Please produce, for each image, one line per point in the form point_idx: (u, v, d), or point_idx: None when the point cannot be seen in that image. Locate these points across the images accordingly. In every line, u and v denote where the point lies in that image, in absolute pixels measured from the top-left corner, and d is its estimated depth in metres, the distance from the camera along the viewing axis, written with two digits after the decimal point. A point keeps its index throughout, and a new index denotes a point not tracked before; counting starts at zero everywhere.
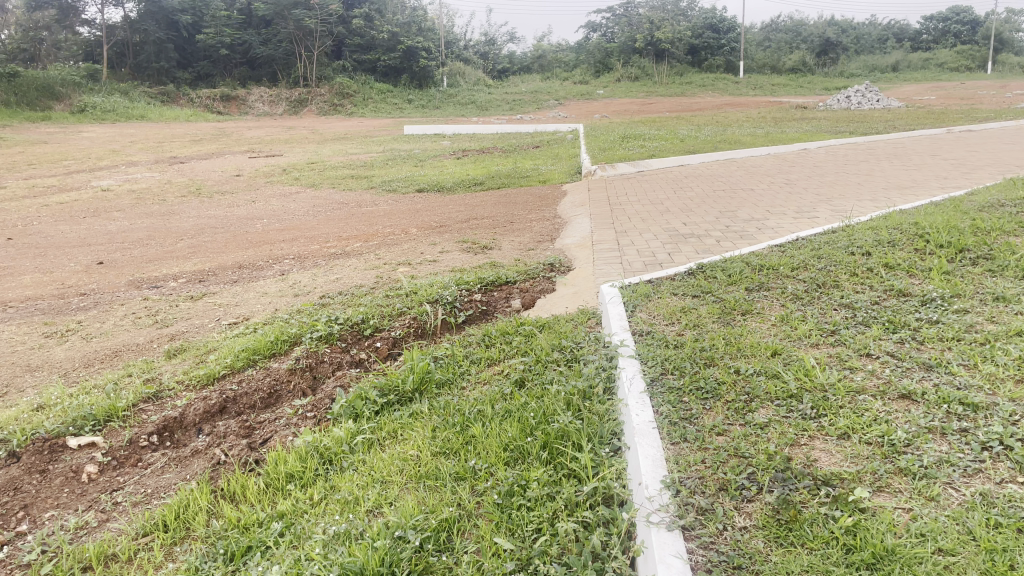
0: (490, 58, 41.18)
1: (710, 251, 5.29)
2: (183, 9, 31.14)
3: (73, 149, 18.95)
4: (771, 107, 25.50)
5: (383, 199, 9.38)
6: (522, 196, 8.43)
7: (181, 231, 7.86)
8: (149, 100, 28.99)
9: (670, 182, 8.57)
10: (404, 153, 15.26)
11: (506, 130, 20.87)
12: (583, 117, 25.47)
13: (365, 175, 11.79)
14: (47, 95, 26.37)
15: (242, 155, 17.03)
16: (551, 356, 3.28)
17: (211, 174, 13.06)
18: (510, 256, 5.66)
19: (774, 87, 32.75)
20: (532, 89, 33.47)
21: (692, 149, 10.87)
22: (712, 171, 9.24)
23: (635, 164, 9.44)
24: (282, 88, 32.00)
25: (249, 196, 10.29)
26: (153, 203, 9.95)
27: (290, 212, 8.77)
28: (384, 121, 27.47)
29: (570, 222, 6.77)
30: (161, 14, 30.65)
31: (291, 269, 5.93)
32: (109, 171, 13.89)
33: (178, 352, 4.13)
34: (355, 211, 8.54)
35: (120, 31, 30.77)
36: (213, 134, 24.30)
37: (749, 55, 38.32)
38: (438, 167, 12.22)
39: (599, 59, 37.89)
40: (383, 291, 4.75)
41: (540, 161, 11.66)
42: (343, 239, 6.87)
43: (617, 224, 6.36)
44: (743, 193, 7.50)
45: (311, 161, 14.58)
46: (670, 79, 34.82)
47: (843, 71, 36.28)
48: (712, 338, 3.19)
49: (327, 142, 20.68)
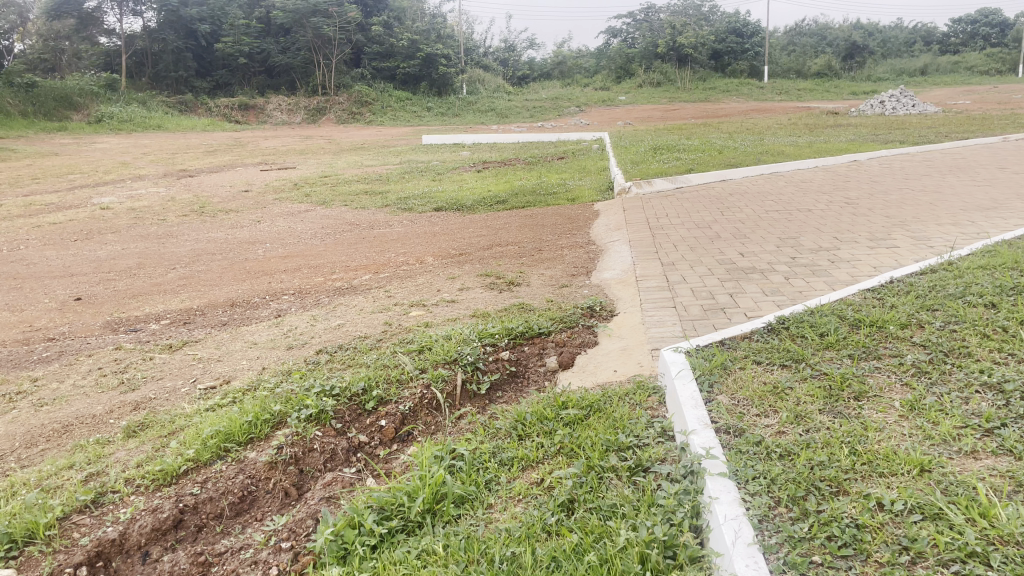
0: (510, 65, 40.52)
1: (780, 291, 4.45)
2: (201, 18, 30.77)
3: (83, 162, 18.45)
4: (801, 113, 24.48)
5: (397, 219, 8.61)
6: (550, 217, 7.63)
7: (174, 258, 7.14)
8: (166, 109, 28.60)
9: (713, 200, 7.71)
10: (422, 165, 14.54)
11: (528, 138, 20.09)
12: (606, 124, 24.67)
13: (379, 191, 11.05)
14: (65, 105, 26.03)
15: (254, 168, 16.40)
16: (609, 461, 2.47)
17: (218, 189, 12.41)
18: (542, 296, 4.84)
19: (800, 92, 31.71)
20: (552, 95, 32.70)
21: (732, 162, 10.01)
22: (760, 187, 8.39)
23: (673, 180, 8.60)
24: (300, 97, 31.46)
25: (254, 215, 9.57)
26: (152, 223, 9.25)
27: (296, 235, 8.03)
28: (402, 129, 26.82)
29: (607, 252, 5.94)
30: (180, 23, 30.29)
31: (290, 309, 5.17)
32: (115, 186, 13.27)
33: (140, 430, 3.35)
34: (366, 235, 7.77)
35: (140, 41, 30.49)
36: (229, 144, 23.76)
37: (774, 60, 37.30)
38: (457, 182, 11.43)
39: (620, 65, 37.06)
40: (392, 345, 3.95)
41: (567, 174, 10.87)
42: (350, 270, 6.09)
43: (663, 253, 5.53)
44: (801, 215, 6.64)
45: (323, 174, 13.87)
46: (693, 84, 33.90)
47: (871, 75, 35.08)
48: (827, 444, 2.36)
49: (344, 152, 20.02)
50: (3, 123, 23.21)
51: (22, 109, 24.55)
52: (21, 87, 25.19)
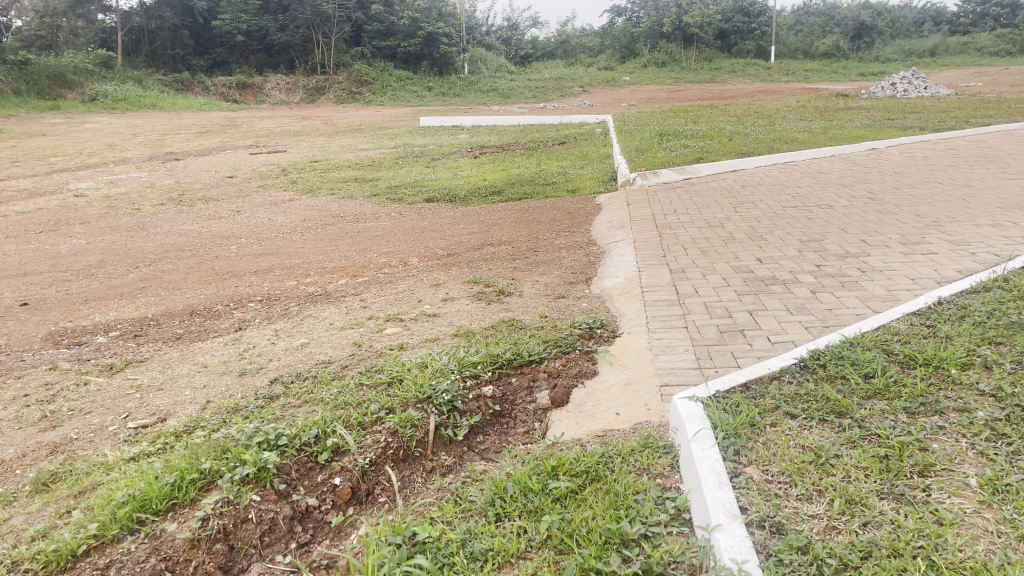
0: (512, 44, 39.69)
1: (807, 309, 3.88)
2: None
3: (69, 144, 17.84)
4: (810, 96, 23.74)
5: (385, 212, 8.04)
6: (547, 211, 7.04)
7: (140, 255, 6.58)
8: (162, 88, 27.92)
9: (725, 194, 7.13)
10: (417, 150, 13.93)
11: (529, 121, 19.39)
12: (609, 105, 24.02)
13: (369, 179, 10.46)
14: (59, 83, 25.36)
15: (243, 151, 15.80)
16: (608, 563, 1.92)
17: (203, 175, 11.83)
18: (536, 311, 4.27)
19: (808, 72, 30.90)
20: (554, 75, 31.92)
21: (743, 149, 9.42)
22: (774, 178, 7.82)
23: (682, 170, 8.01)
24: (298, 76, 30.74)
25: (233, 205, 9.00)
26: (124, 213, 8.69)
27: (275, 228, 7.47)
28: (401, 110, 26.14)
29: (610, 255, 5.36)
30: None
31: (254, 320, 4.62)
32: (95, 170, 12.69)
33: (50, 485, 2.80)
34: (350, 230, 7.20)
35: (136, 18, 29.79)
36: (223, 125, 23.14)
37: (780, 40, 36.36)
38: (451, 169, 10.83)
39: (625, 45, 36.22)
40: (357, 376, 3.38)
41: (567, 162, 10.28)
42: (326, 273, 5.53)
43: (672, 258, 4.97)
44: (822, 213, 6.06)
45: (313, 159, 13.28)
46: (699, 64, 33.08)
47: (880, 56, 34.21)
48: (893, 552, 1.81)
49: (337, 135, 19.40)
50: None
51: (15, 88, 23.92)
52: (14, 64, 24.51)
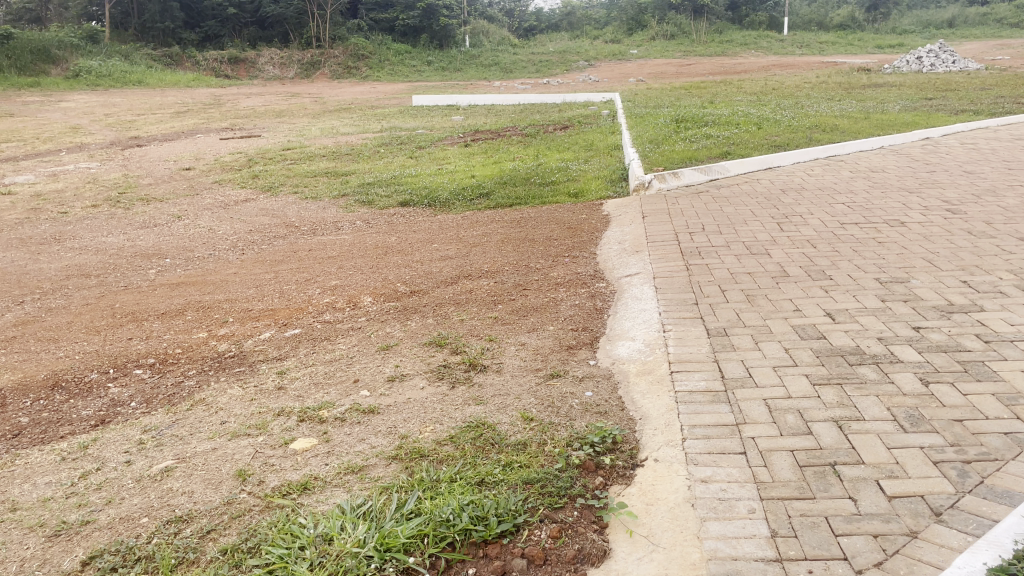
0: (516, 16, 37.89)
1: (927, 419, 2.57)
2: None
3: (34, 126, 16.46)
4: (829, 71, 22.18)
5: (349, 220, 6.73)
6: (542, 226, 5.71)
7: (33, 281, 5.24)
8: (150, 62, 26.49)
9: (763, 202, 5.81)
10: (404, 136, 12.53)
11: (529, 99, 17.89)
12: (616, 81, 22.50)
13: (341, 173, 9.13)
14: (43, 58, 24.03)
15: (215, 135, 14.42)
16: None
17: (160, 166, 10.50)
18: (517, 402, 2.95)
19: (823, 45, 29.16)
20: (558, 48, 30.25)
21: (777, 140, 8.03)
22: (820, 179, 6.48)
23: (707, 169, 6.65)
24: (292, 50, 29.18)
25: (177, 208, 7.67)
26: (46, 219, 7.34)
27: (212, 243, 6.14)
28: (397, 87, 24.61)
29: (623, 300, 4.03)
30: None
31: (126, 408, 3.29)
32: (42, 160, 11.36)
33: None
34: (300, 246, 5.88)
35: None
36: (206, 103, 21.73)
37: (794, 11, 34.54)
38: (436, 161, 9.49)
39: (632, 16, 34.49)
40: (216, 560, 2.08)
41: (570, 153, 8.93)
42: (250, 320, 4.21)
43: (710, 313, 3.66)
44: (893, 236, 4.74)
45: (287, 146, 11.92)
46: (710, 36, 31.32)
47: (896, 27, 32.37)
48: None
49: (323, 115, 18.00)
50: None
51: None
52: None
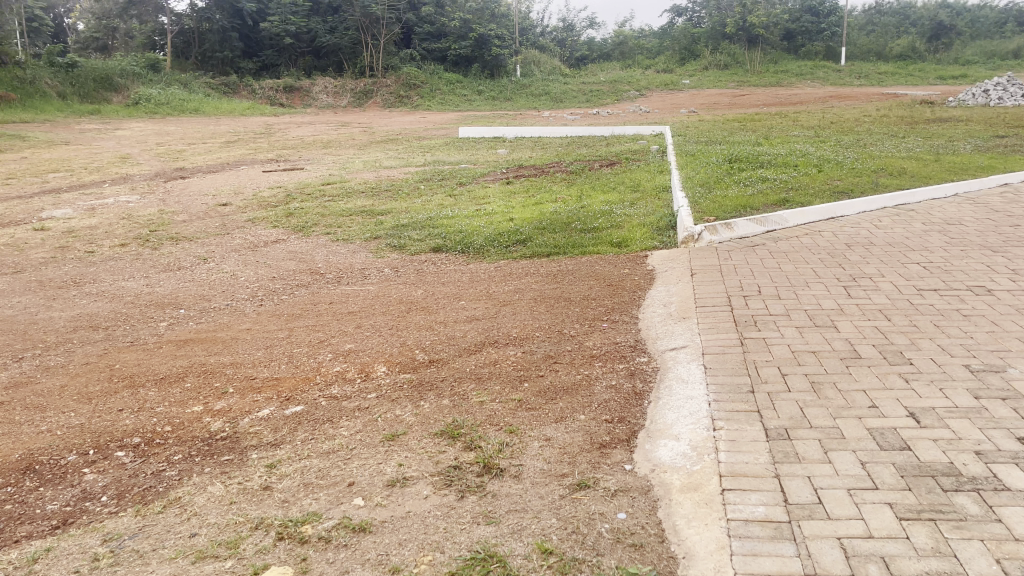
0: (567, 45, 37.77)
1: None
2: None
3: (86, 155, 16.64)
4: (890, 103, 21.34)
5: (377, 267, 6.37)
6: (579, 282, 5.23)
7: (38, 334, 4.94)
8: (208, 91, 26.92)
9: (827, 259, 5.26)
10: (446, 170, 12.22)
11: (578, 132, 17.50)
12: (667, 112, 22.00)
13: (377, 212, 8.82)
14: (105, 86, 24.61)
15: (258, 167, 14.33)
16: None
17: (198, 201, 10.33)
18: (534, 525, 2.47)
19: (882, 76, 28.21)
20: (609, 78, 29.87)
21: (840, 186, 7.43)
22: (890, 233, 5.89)
23: (763, 220, 6.11)
24: (345, 79, 29.42)
25: (206, 248, 7.40)
26: (73, 258, 7.14)
27: (231, 291, 5.81)
28: (446, 116, 24.49)
29: (667, 382, 3.52)
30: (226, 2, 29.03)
31: (94, 504, 2.90)
32: (85, 192, 11.32)
33: None
34: (321, 298, 5.50)
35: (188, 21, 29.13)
36: (257, 132, 21.91)
37: (852, 41, 33.62)
38: (476, 200, 9.12)
39: (685, 46, 34.03)
40: None
41: (616, 195, 8.46)
42: (251, 391, 3.82)
43: (769, 406, 3.14)
44: (981, 308, 4.15)
45: (327, 181, 11.69)
46: (765, 67, 30.62)
47: (959, 58, 31.23)
48: None
49: (369, 147, 17.87)
50: (36, 106, 21.96)
51: (60, 91, 23.36)
52: (61, 67, 24.20)
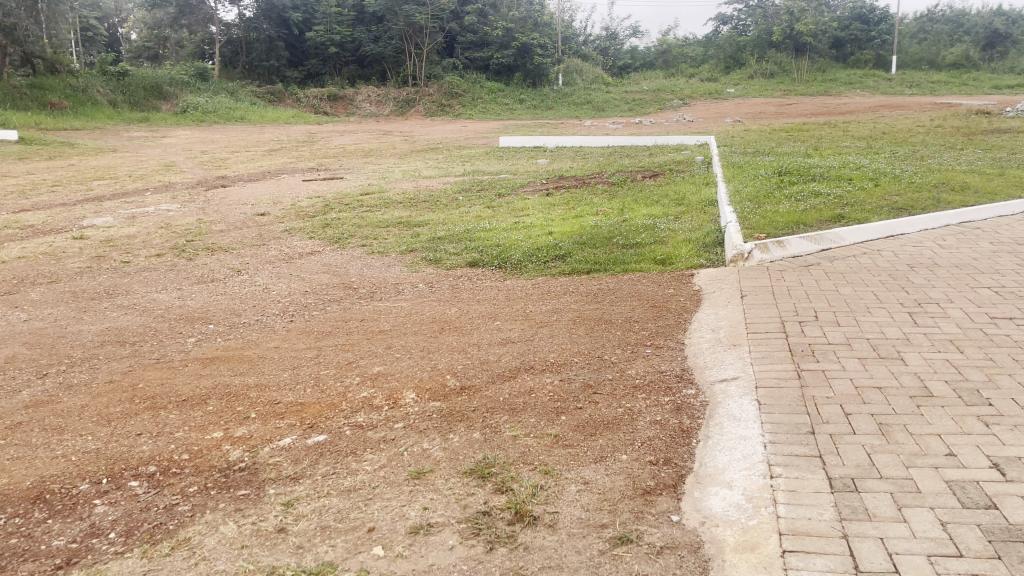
0: (610, 54, 37.46)
1: None
2: (295, 6, 29.71)
3: (132, 163, 16.84)
4: (944, 113, 20.62)
5: (411, 282, 6.17)
6: (621, 303, 4.96)
7: (65, 349, 4.84)
8: (254, 99, 27.20)
9: (889, 282, 4.91)
10: (486, 180, 12.03)
11: (620, 141, 17.20)
12: (711, 121, 21.56)
13: (414, 224, 8.65)
14: (155, 94, 25.03)
15: (299, 176, 14.32)
16: None
17: (236, 210, 10.29)
18: None
19: (934, 85, 27.36)
20: (653, 86, 29.49)
21: (898, 201, 7.03)
22: (955, 253, 5.51)
23: (817, 237, 5.78)
24: (389, 87, 29.53)
25: (239, 260, 7.30)
26: (108, 268, 7.10)
27: (262, 306, 5.67)
28: (488, 125, 24.37)
29: (717, 419, 3.23)
30: (273, 12, 29.41)
31: (101, 541, 2.72)
32: (127, 200, 11.37)
33: None
34: (352, 314, 5.32)
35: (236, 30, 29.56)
36: (300, 140, 22.05)
37: (903, 49, 32.75)
38: (515, 212, 8.91)
39: (730, 55, 33.46)
40: None
41: (660, 208, 8.16)
42: (274, 417, 3.63)
43: (833, 451, 2.84)
44: None
45: (366, 191, 11.59)
46: (813, 75, 29.94)
47: (1016, 66, 30.16)
48: None
49: (410, 156, 17.79)
50: (88, 114, 22.40)
51: (111, 98, 23.81)
52: (113, 75, 24.73)
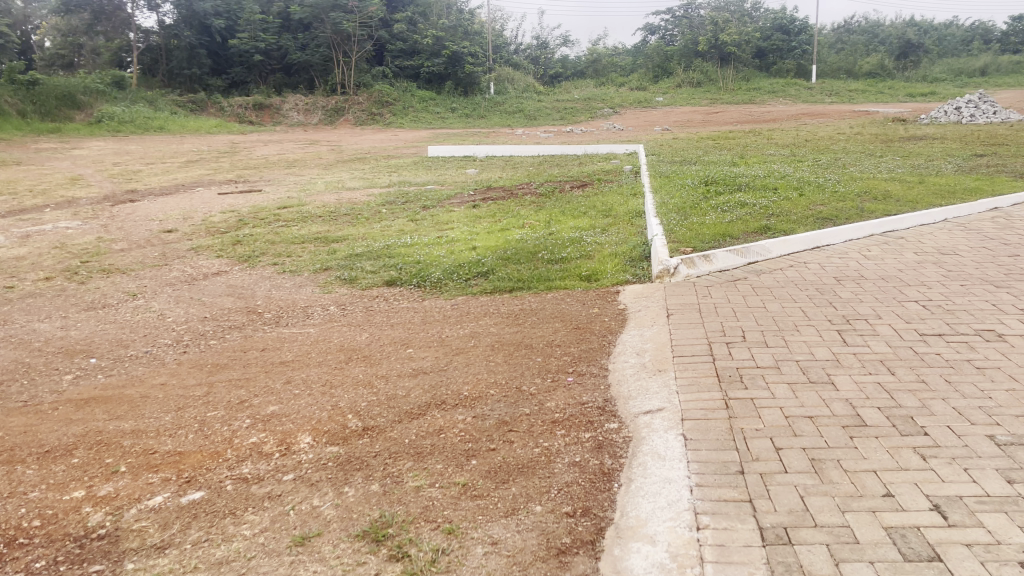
0: (541, 62, 37.49)
1: None
2: (217, 13, 28.56)
3: (34, 176, 15.81)
4: (862, 120, 21.15)
5: (322, 304, 5.77)
6: (543, 325, 4.67)
7: None
8: (174, 108, 26.13)
9: (817, 296, 4.75)
10: (412, 192, 11.65)
11: (549, 151, 17.03)
12: (640, 130, 21.61)
13: (331, 239, 8.22)
14: (68, 104, 23.71)
15: (214, 189, 13.64)
16: None
17: (142, 227, 9.64)
18: None
19: (852, 93, 28.15)
20: (583, 95, 29.53)
21: (823, 211, 6.96)
22: (880, 265, 5.41)
23: (744, 250, 5.61)
24: (316, 96, 28.82)
25: (137, 283, 6.75)
26: None
27: (154, 336, 5.17)
28: (419, 134, 23.93)
29: (639, 460, 2.94)
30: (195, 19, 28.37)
31: None
32: (23, 218, 10.55)
33: None
34: (254, 343, 4.89)
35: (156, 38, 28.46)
36: (222, 151, 21.21)
37: (822, 59, 33.65)
38: (439, 226, 8.56)
39: (658, 64, 33.80)
40: None
41: (587, 220, 7.93)
42: (147, 470, 3.19)
43: (764, 495, 2.58)
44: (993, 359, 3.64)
45: (285, 204, 11.06)
46: (737, 84, 30.45)
47: (927, 75, 31.28)
48: None
49: (335, 166, 17.24)
50: None
51: (20, 108, 22.40)
52: (22, 84, 23.07)
